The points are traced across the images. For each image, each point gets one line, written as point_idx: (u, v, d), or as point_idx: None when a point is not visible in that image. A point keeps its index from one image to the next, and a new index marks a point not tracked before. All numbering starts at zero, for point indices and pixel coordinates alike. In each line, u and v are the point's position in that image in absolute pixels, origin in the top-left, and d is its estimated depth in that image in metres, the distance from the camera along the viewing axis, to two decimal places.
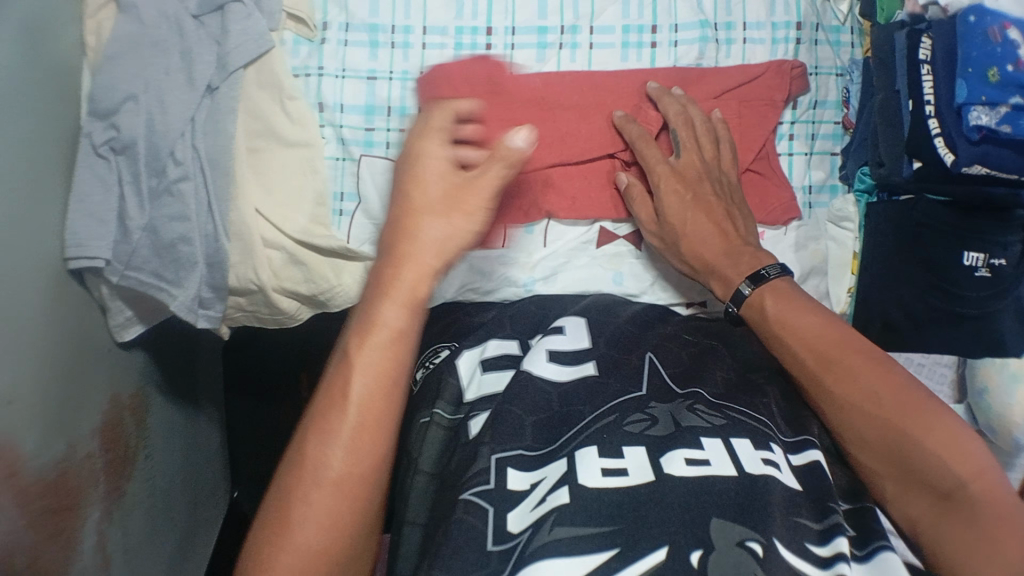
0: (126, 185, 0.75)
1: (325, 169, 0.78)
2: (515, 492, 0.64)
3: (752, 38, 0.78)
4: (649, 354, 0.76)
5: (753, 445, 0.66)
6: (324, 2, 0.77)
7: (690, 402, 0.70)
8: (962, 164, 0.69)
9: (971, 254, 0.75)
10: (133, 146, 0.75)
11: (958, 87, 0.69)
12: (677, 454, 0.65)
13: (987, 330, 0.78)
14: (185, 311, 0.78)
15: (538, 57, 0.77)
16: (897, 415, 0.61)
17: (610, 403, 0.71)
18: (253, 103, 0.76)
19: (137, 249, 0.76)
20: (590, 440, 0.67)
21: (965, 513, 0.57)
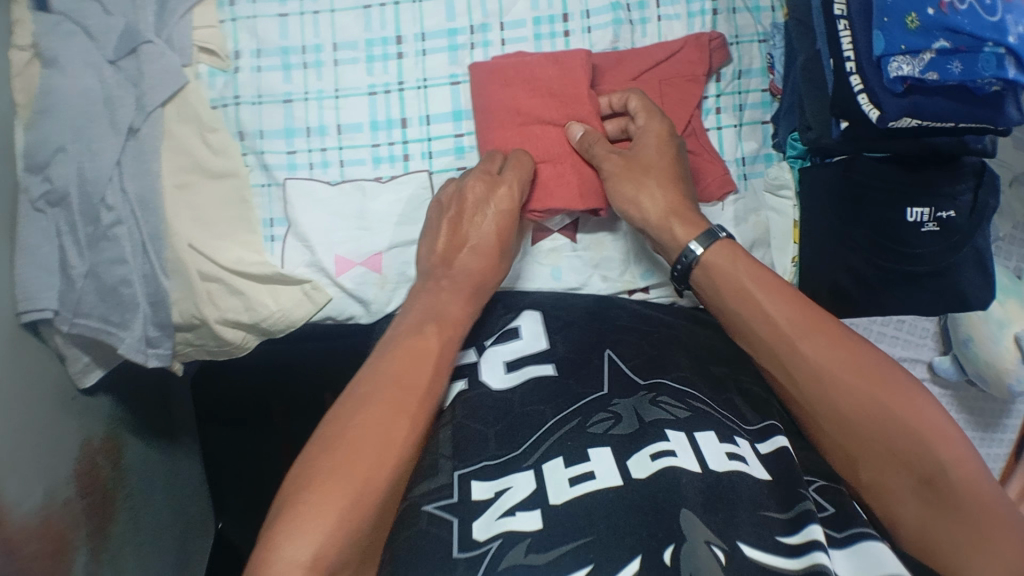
0: (64, 235, 0.75)
1: (252, 198, 0.78)
2: (478, 503, 0.61)
3: (667, 15, 0.77)
4: (609, 350, 0.73)
5: (717, 437, 0.63)
6: (235, 31, 0.77)
7: (653, 395, 0.67)
8: (891, 119, 0.66)
9: (916, 210, 0.73)
10: (67, 197, 0.74)
11: (877, 38, 0.65)
12: (642, 453, 0.62)
13: (948, 286, 0.75)
14: (136, 352, 0.78)
15: (451, 60, 0.76)
16: (879, 393, 0.58)
17: (574, 405, 0.68)
18: (176, 140, 0.77)
19: (82, 296, 0.76)
20: (552, 451, 0.63)
21: (947, 500, 0.55)
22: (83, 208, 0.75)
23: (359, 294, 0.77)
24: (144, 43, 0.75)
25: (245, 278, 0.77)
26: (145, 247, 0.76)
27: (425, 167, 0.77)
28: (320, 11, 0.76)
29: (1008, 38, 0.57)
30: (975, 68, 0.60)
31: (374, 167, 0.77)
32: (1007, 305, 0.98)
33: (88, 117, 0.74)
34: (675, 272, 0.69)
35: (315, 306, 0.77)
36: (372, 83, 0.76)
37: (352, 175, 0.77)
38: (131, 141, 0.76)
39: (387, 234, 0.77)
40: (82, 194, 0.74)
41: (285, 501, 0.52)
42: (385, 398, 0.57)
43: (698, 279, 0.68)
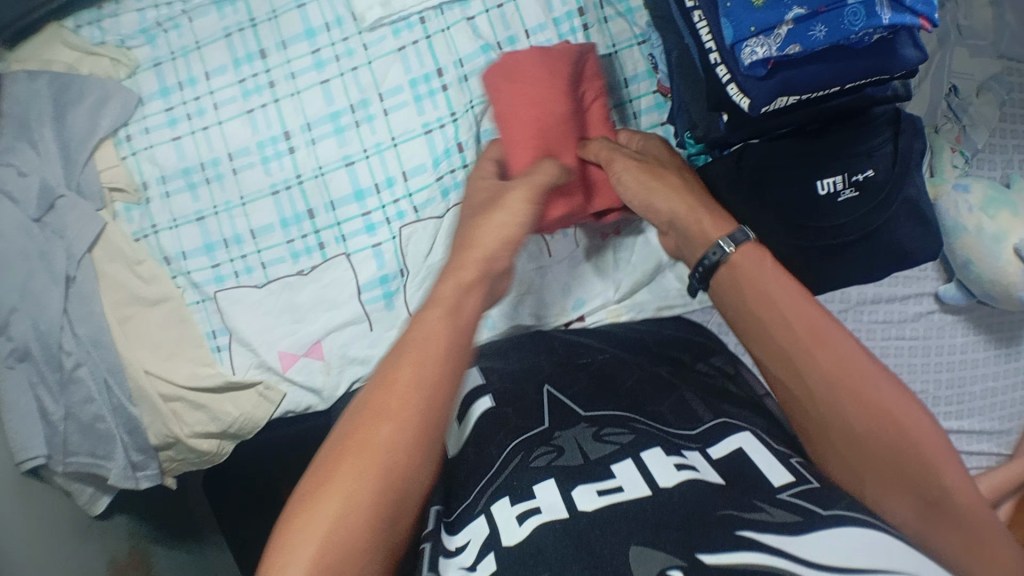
0: (37, 386, 0.77)
1: (191, 315, 0.82)
2: (441, 551, 0.58)
3: (538, 41, 0.77)
4: (547, 386, 0.71)
5: (663, 453, 0.60)
6: (138, 164, 0.81)
7: (596, 428, 0.64)
8: (764, 103, 0.64)
9: (828, 180, 0.72)
10: (30, 352, 0.76)
11: (725, 27, 0.62)
12: (589, 487, 0.58)
13: (883, 244, 0.74)
14: (125, 480, 0.82)
15: (340, 141, 0.78)
16: (888, 416, 0.54)
17: (516, 443, 0.65)
18: (111, 279, 0.80)
19: (66, 437, 0.79)
20: (501, 491, 0.61)
21: (952, 523, 0.53)
22: (47, 358, 0.77)
23: (309, 384, 0.79)
24: (60, 197, 0.78)
25: (201, 391, 0.80)
26: (108, 382, 0.80)
27: (342, 250, 0.79)
28: (209, 125, 0.79)
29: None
30: (842, 25, 0.58)
31: (294, 261, 0.79)
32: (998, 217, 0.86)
33: (27, 277, 0.76)
34: (697, 272, 0.63)
35: (273, 404, 0.80)
36: (273, 182, 0.79)
37: (275, 274, 0.79)
38: (71, 288, 0.79)
39: (320, 321, 0.79)
40: (44, 346, 0.77)
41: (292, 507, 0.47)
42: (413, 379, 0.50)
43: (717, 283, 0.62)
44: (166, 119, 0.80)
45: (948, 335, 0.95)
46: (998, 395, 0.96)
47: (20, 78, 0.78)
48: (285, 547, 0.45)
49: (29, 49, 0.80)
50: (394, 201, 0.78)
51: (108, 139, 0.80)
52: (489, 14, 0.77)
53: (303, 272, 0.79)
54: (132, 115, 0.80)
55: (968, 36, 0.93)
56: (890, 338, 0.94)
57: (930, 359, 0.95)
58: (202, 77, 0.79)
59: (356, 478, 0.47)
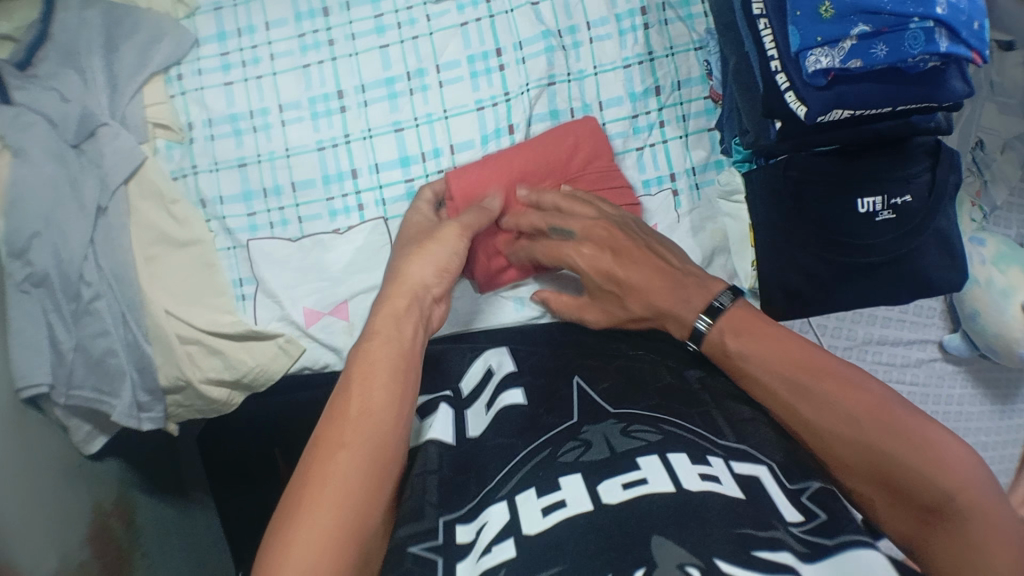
0: (51, 314, 0.74)
1: (219, 261, 0.82)
2: (461, 546, 0.59)
3: (599, 35, 0.78)
4: (577, 377, 0.73)
5: (690, 459, 0.61)
6: (185, 104, 0.80)
7: (625, 424, 0.65)
8: (817, 113, 0.66)
9: (866, 200, 0.73)
10: (49, 278, 0.73)
11: (792, 35, 0.65)
12: (615, 481, 0.59)
13: (912, 273, 0.75)
14: (128, 418, 0.79)
15: (392, 107, 0.78)
16: (883, 435, 0.56)
17: (545, 436, 0.66)
18: (142, 216, 0.80)
19: (73, 369, 0.76)
20: (526, 482, 0.62)
21: (959, 528, 0.53)
22: (65, 287, 0.75)
23: (329, 343, 0.79)
24: (102, 125, 0.78)
25: (221, 338, 0.80)
26: (125, 318, 0.79)
27: (380, 214, 0.79)
28: (262, 75, 0.79)
29: (936, 8, 0.57)
30: (902, 47, 0.59)
31: (330, 220, 0.80)
32: (1008, 272, 0.91)
33: (58, 202, 0.74)
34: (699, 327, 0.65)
35: (292, 359, 0.80)
36: (320, 139, 0.79)
37: (311, 230, 0.80)
38: (100, 220, 0.78)
39: (348, 283, 0.79)
40: (62, 274, 0.74)
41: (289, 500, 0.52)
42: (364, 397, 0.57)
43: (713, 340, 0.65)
44: (219, 63, 0.80)
45: (947, 385, 1.00)
46: (987, 449, 1.02)
47: (73, 5, 0.78)
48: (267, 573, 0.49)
49: None
50: (438, 171, 0.78)
51: (158, 75, 0.80)
52: (554, 2, 0.78)
53: (339, 232, 0.79)
54: (185, 55, 0.80)
55: (999, 92, 0.95)
56: (892, 381, 0.98)
57: (927, 406, 1.00)
58: (261, 27, 0.79)
59: (317, 505, 0.51)
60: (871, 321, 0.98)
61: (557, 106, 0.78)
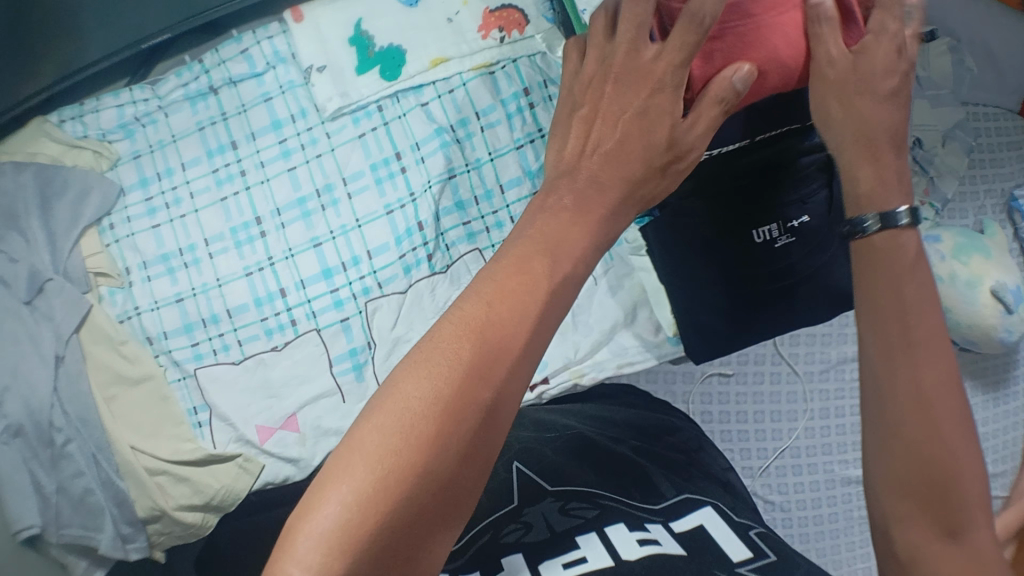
0: (31, 460, 0.78)
1: (172, 392, 0.86)
2: None
3: (489, 121, 0.82)
4: (517, 459, 0.74)
5: (626, 527, 0.63)
6: (121, 251, 0.86)
7: (563, 500, 0.68)
8: None
9: (762, 229, 0.74)
10: (23, 426, 0.78)
11: None
12: (555, 560, 0.60)
13: (828, 285, 0.77)
14: (115, 550, 0.82)
15: (307, 224, 0.82)
16: (922, 412, 0.45)
17: (487, 519, 0.68)
18: (98, 360, 0.84)
19: (59, 510, 0.80)
20: (473, 565, 0.63)
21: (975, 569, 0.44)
22: (38, 435, 0.79)
23: (284, 457, 0.81)
24: (48, 281, 0.83)
25: (185, 465, 0.84)
26: (96, 459, 0.83)
27: (313, 326, 0.82)
28: (186, 214, 0.85)
29: None
30: None
31: (267, 338, 0.83)
32: (969, 263, 0.92)
33: (17, 359, 0.80)
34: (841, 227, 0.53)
35: (254, 476, 0.84)
36: (246, 265, 0.83)
37: (251, 350, 0.83)
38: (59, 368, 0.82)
39: (295, 396, 0.82)
40: (35, 422, 0.79)
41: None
42: (544, 267, 0.43)
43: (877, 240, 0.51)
44: (145, 209, 0.85)
45: None
46: (991, 439, 0.99)
47: (7, 170, 0.83)
48: None
49: (17, 143, 0.86)
50: (359, 277, 0.81)
51: (92, 228, 0.85)
52: (442, 100, 0.83)
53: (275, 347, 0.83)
54: (114, 206, 0.86)
55: (928, 86, 1.02)
56: None
57: None
58: (178, 168, 0.86)
59: None
60: (843, 339, 0.95)
61: (462, 197, 0.82)
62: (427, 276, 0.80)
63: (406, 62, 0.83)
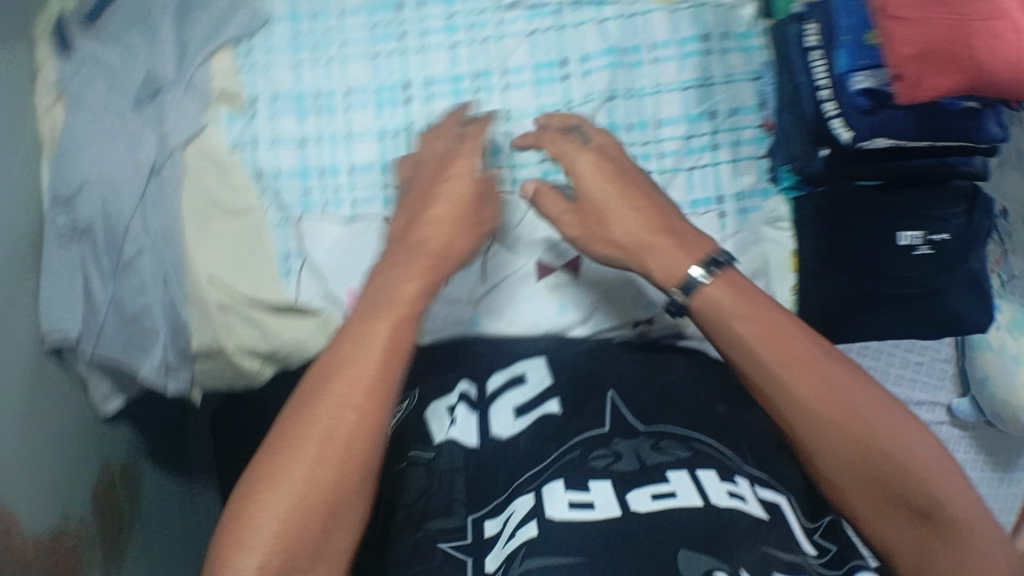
0: (90, 266, 0.81)
1: (269, 232, 0.81)
2: (488, 541, 0.68)
3: (660, 56, 0.81)
4: (613, 392, 0.78)
5: (717, 477, 0.69)
6: (252, 78, 0.81)
7: (655, 439, 0.73)
8: (864, 136, 0.72)
9: (907, 235, 0.80)
10: (92, 228, 0.80)
11: (836, 58, 0.73)
12: (643, 491, 0.68)
13: (942, 306, 0.82)
14: (154, 377, 0.83)
15: (455, 102, 0.81)
16: (870, 422, 0.61)
17: (577, 437, 0.74)
18: (196, 182, 0.80)
19: (104, 322, 0.82)
20: (557, 475, 0.70)
21: (945, 535, 0.59)
22: (108, 239, 0.81)
23: None
24: (165, 88, 0.81)
25: (266, 310, 0.81)
26: (167, 276, 0.81)
27: None
28: (333, 59, 0.82)
29: None
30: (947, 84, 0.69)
31: (383, 204, 0.81)
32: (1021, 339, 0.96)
33: (111, 159, 0.79)
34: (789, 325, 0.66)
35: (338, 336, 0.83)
36: (382, 126, 0.81)
37: (362, 213, 0.81)
38: (154, 179, 0.80)
39: None
40: (107, 226, 0.80)
41: (222, 547, 0.56)
42: (419, 284, 0.66)
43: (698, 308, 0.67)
44: (290, 43, 0.82)
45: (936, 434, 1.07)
46: None
47: None
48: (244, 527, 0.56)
49: None
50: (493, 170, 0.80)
51: (228, 46, 0.82)
52: (621, 20, 0.81)
53: (389, 215, 0.80)
54: (257, 31, 0.82)
55: None
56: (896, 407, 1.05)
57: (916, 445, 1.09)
58: (335, 12, 0.82)
59: (281, 481, 0.58)
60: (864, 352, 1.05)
61: (615, 120, 0.80)
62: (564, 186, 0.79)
63: None
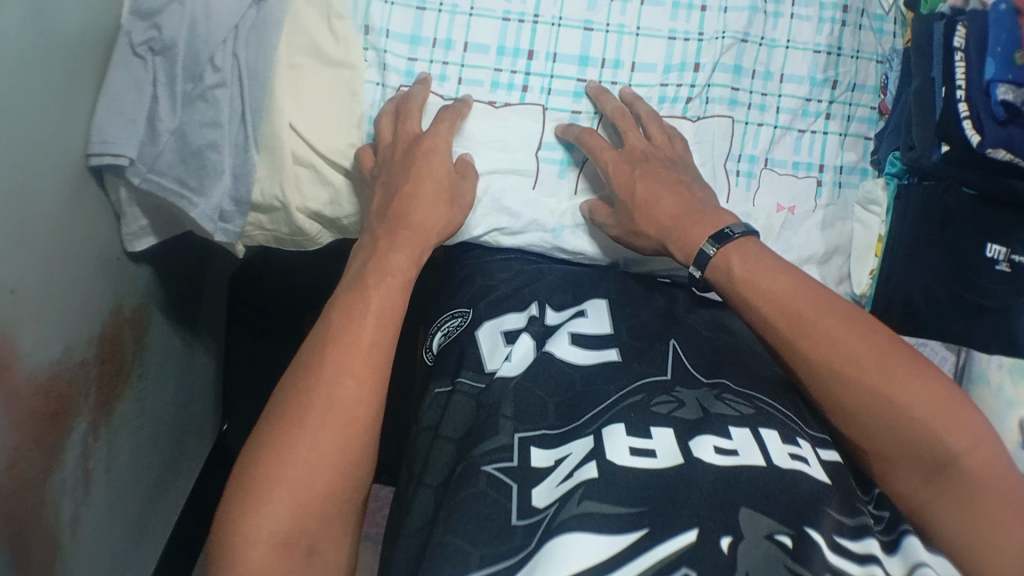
0: (159, 85, 0.71)
1: (363, 92, 0.77)
2: (539, 470, 0.58)
3: (799, 14, 0.78)
4: (673, 339, 0.69)
5: (781, 438, 0.59)
6: None
7: (718, 390, 0.63)
8: (988, 145, 0.74)
9: (995, 247, 0.79)
10: (173, 48, 0.71)
11: (987, 66, 0.75)
12: (706, 439, 0.58)
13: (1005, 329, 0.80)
14: (206, 221, 0.75)
15: (588, 7, 0.77)
16: (883, 369, 0.60)
17: (636, 381, 0.64)
18: (299, 20, 0.75)
19: (162, 153, 0.72)
20: (615, 418, 0.60)
21: (957, 486, 0.57)
22: (187, 66, 0.71)
23: None
24: None
25: (337, 170, 0.77)
26: (243, 115, 0.73)
27: (541, 102, 0.77)
28: None
29: None
30: None
31: (490, 90, 0.77)
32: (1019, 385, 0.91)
33: None
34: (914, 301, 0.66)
35: None
36: (508, 9, 0.77)
37: (467, 94, 0.77)
38: (254, 11, 0.74)
39: (487, 159, 0.76)
40: (189, 49, 0.71)
41: (255, 472, 0.55)
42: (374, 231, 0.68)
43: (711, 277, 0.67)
44: None
45: None
46: None
47: None
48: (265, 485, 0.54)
49: None
50: (612, 82, 0.77)
51: None
52: None
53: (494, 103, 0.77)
54: None
55: None
56: None
57: None
58: None
59: (315, 423, 0.57)
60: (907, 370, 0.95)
61: (743, 64, 0.78)
62: (677, 117, 0.77)
63: None
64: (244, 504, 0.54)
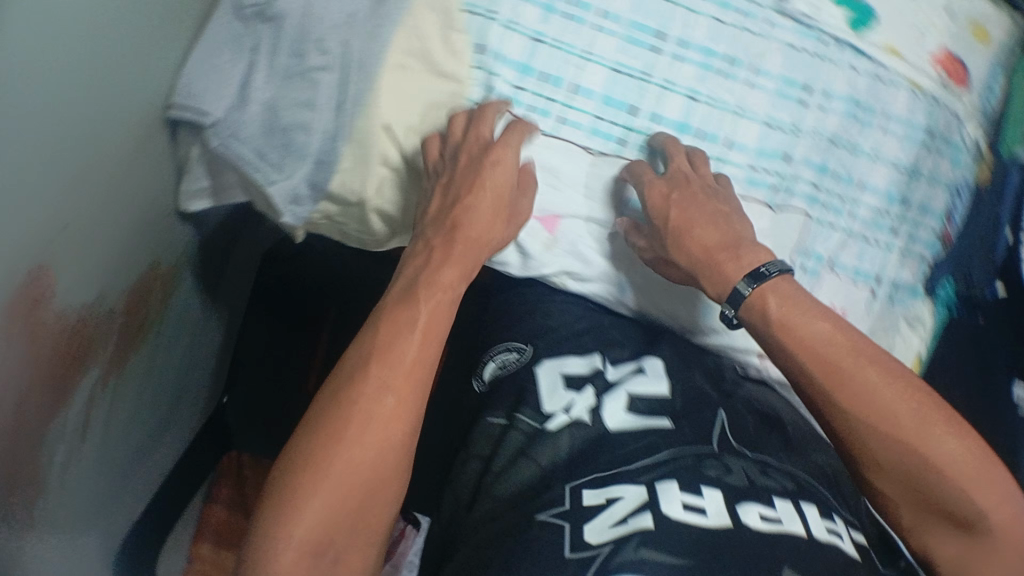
0: (259, 54, 0.70)
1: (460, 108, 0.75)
2: (587, 509, 0.59)
3: (890, 129, 0.85)
4: (722, 410, 0.71)
5: (819, 512, 0.61)
6: None
7: (763, 464, 0.65)
8: None
9: None
10: (281, 20, 0.69)
11: None
12: (754, 507, 0.59)
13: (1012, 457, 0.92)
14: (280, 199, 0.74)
15: (700, 76, 0.77)
16: (919, 424, 0.63)
17: (683, 446, 0.65)
18: (416, 24, 0.72)
19: (247, 123, 0.71)
20: (667, 475, 0.62)
21: (987, 544, 0.61)
22: (292, 40, 0.70)
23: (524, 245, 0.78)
24: None
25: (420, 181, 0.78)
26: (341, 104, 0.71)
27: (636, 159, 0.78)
28: None
29: None
30: None
31: (587, 136, 0.76)
32: None
33: None
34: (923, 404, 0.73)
35: None
36: (622, 61, 0.76)
37: (564, 134, 0.76)
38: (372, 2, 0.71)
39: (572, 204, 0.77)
40: (299, 25, 0.69)
41: (288, 475, 0.55)
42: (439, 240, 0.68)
43: (745, 316, 0.69)
44: None
45: None
46: None
47: None
48: (302, 491, 0.54)
49: None
50: (704, 154, 0.78)
51: None
52: (870, 77, 0.83)
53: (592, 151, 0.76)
54: None
55: None
56: None
57: None
58: None
59: (363, 426, 0.57)
60: None
61: (829, 165, 0.82)
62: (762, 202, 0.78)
63: (869, 23, 0.83)
64: (277, 513, 0.53)
